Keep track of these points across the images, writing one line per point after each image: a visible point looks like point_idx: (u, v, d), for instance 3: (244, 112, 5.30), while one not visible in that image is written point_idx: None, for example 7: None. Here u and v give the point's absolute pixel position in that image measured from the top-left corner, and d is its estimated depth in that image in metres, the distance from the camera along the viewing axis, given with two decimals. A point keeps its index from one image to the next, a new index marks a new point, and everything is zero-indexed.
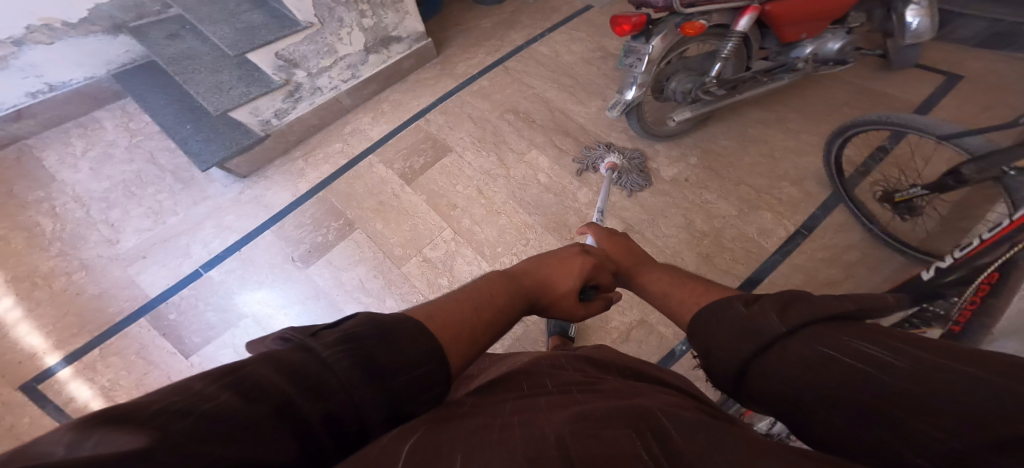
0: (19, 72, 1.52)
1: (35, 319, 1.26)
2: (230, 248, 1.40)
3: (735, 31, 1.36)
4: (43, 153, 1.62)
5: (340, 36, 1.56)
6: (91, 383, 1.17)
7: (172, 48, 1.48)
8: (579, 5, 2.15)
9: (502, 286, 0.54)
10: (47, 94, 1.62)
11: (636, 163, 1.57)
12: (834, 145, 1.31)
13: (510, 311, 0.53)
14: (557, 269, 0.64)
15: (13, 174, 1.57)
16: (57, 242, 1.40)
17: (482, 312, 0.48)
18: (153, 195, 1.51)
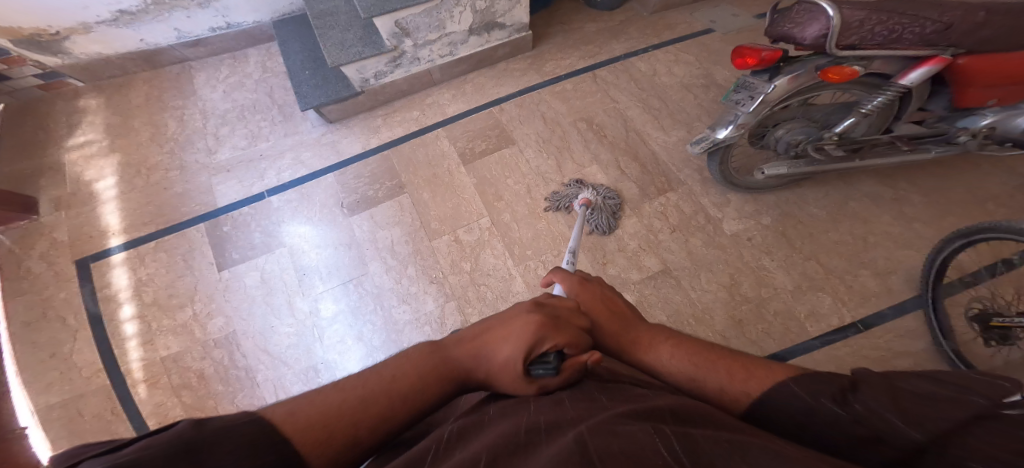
0: (213, 12, 1.84)
1: (124, 204, 1.55)
2: (296, 181, 1.58)
3: (897, 84, 1.15)
4: (197, 73, 1.94)
5: (452, 14, 1.61)
6: (130, 272, 1.43)
7: (323, 5, 1.75)
8: (698, 28, 2.01)
9: (417, 368, 0.46)
10: (223, 31, 1.93)
11: (610, 204, 1.47)
12: (949, 244, 1.12)
13: (422, 395, 0.45)
14: (494, 329, 0.49)
15: (169, 84, 1.90)
16: (171, 142, 1.70)
17: (375, 402, 0.41)
18: (258, 122, 1.74)
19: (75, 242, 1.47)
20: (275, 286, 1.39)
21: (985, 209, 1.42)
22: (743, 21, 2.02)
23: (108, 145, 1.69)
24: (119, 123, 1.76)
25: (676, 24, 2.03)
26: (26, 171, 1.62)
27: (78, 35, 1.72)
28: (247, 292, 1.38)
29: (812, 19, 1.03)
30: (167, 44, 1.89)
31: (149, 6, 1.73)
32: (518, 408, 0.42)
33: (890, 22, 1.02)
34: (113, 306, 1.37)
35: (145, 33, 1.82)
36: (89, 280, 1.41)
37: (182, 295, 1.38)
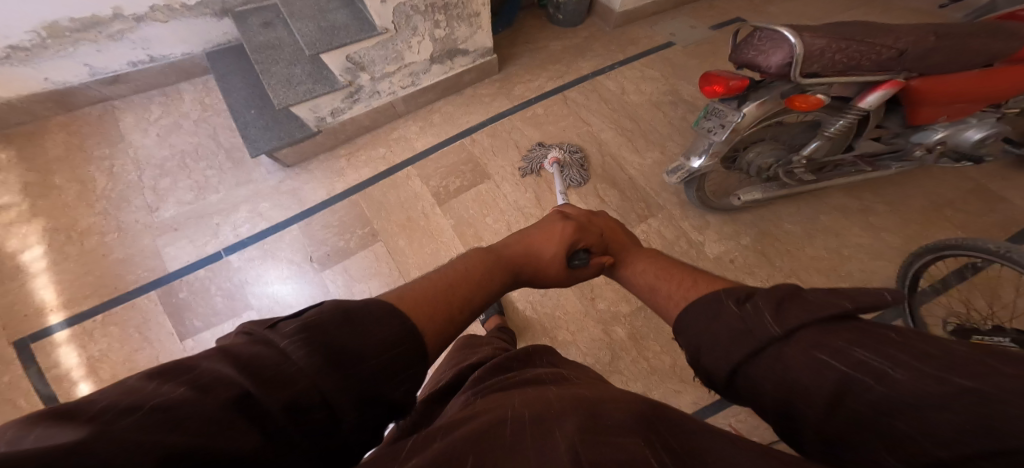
0: (130, 44, 1.65)
1: (56, 275, 1.37)
2: (255, 236, 1.45)
3: (857, 107, 1.15)
4: (123, 114, 1.74)
5: (410, 44, 1.52)
6: (80, 350, 1.26)
7: (264, 37, 1.62)
8: (660, 42, 2.07)
9: (482, 260, 0.74)
10: (146, 64, 1.74)
11: (576, 157, 1.58)
12: (918, 261, 1.17)
13: (499, 269, 0.74)
14: (540, 239, 0.85)
15: (92, 129, 1.69)
16: (103, 200, 1.51)
17: (463, 277, 0.67)
18: (204, 170, 1.58)
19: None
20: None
21: (943, 215, 1.50)
22: (701, 33, 2.12)
23: (29, 208, 1.48)
24: (37, 182, 1.54)
25: (639, 40, 2.07)
26: None
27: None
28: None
29: (775, 47, 1.03)
30: (79, 82, 1.68)
31: (45, 40, 1.51)
32: (503, 399, 0.46)
33: (847, 49, 1.03)
34: (65, 387, 1.21)
35: (49, 70, 1.60)
36: (30, 361, 1.24)
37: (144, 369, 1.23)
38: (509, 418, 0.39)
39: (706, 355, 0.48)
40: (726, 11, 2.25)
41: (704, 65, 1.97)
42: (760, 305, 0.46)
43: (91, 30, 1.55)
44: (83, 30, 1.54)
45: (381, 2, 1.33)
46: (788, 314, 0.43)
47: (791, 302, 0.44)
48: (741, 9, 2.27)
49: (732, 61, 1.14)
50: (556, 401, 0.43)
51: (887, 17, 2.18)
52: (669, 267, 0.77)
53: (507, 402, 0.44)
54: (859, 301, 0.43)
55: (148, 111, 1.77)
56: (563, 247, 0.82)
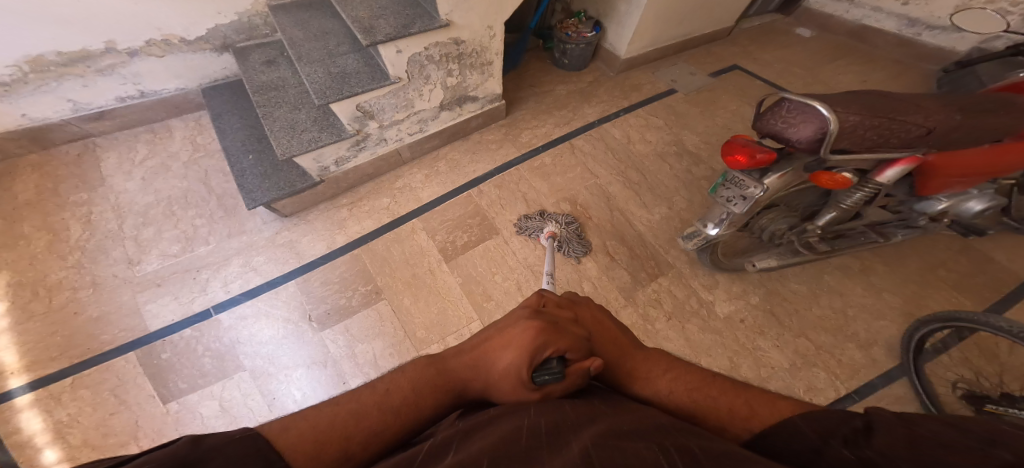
0: (120, 79, 1.58)
1: (19, 335, 1.21)
2: (249, 292, 1.35)
3: (875, 181, 1.15)
4: (105, 154, 1.65)
5: (422, 92, 1.49)
6: (45, 415, 1.10)
7: (266, 76, 1.56)
8: (663, 88, 2.09)
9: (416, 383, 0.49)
10: (134, 100, 1.67)
11: (574, 229, 1.52)
12: (923, 329, 1.16)
13: (418, 408, 0.48)
14: (494, 340, 0.52)
15: (69, 170, 1.59)
16: (77, 251, 1.39)
17: (365, 415, 0.45)
18: (192, 218, 1.51)
19: None
20: (239, 415, 1.14)
21: (937, 275, 1.55)
22: (701, 79, 2.16)
23: None
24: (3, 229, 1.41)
25: (643, 86, 2.09)
26: None
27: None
28: (206, 426, 1.12)
29: (805, 121, 0.99)
30: (59, 118, 1.58)
31: (26, 75, 1.43)
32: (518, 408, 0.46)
33: (881, 127, 1.01)
34: (31, 454, 1.05)
35: (27, 106, 1.50)
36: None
37: (121, 435, 1.09)
38: (526, 428, 0.40)
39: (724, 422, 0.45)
40: (724, 59, 2.31)
41: (707, 114, 1.99)
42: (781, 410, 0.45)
43: (79, 64, 1.48)
44: (69, 64, 1.47)
45: (395, 51, 1.30)
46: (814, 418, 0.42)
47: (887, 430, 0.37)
48: (738, 56, 2.33)
49: (755, 127, 1.09)
50: (573, 411, 0.43)
51: (874, 70, 2.28)
52: (702, 383, 0.51)
53: (522, 410, 0.44)
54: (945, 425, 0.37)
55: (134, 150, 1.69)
56: (525, 356, 0.48)
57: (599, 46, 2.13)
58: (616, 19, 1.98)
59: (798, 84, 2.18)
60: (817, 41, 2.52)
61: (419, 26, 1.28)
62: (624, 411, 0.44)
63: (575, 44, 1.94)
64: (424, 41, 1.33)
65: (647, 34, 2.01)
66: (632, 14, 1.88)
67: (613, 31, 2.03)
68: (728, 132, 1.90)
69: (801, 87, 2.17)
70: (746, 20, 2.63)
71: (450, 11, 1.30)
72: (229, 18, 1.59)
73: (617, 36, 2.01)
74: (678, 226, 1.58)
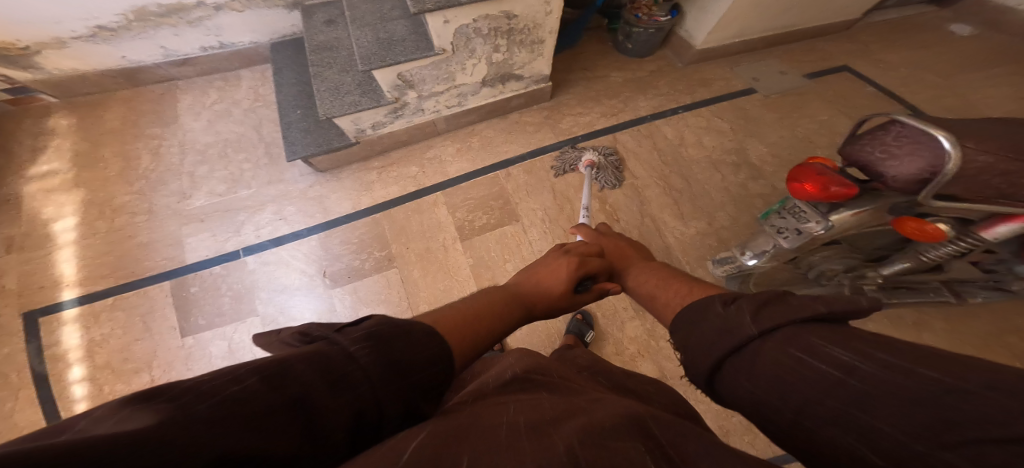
0: (204, 31, 1.70)
1: (81, 250, 1.40)
2: (275, 240, 1.44)
3: (976, 237, 0.92)
4: (181, 95, 1.80)
5: (465, 66, 1.45)
6: (82, 331, 1.27)
7: (325, 35, 1.60)
8: (739, 87, 1.86)
9: (496, 298, 0.67)
10: (215, 50, 1.79)
11: (612, 161, 1.57)
12: None
13: (506, 311, 0.65)
14: (542, 272, 0.75)
15: (148, 107, 1.76)
16: (142, 180, 1.56)
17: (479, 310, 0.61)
18: (241, 162, 1.62)
19: (19, 293, 1.32)
20: (243, 358, 1.24)
21: (1011, 345, 1.29)
22: (789, 81, 1.89)
23: (72, 178, 1.55)
24: (88, 152, 1.63)
25: (713, 82, 1.88)
26: None
27: (50, 50, 1.57)
28: (210, 364, 1.23)
29: (913, 152, 0.81)
30: (152, 62, 1.74)
31: (130, 23, 1.58)
32: (496, 410, 0.47)
33: (1017, 173, 0.77)
34: (61, 366, 1.22)
35: (126, 50, 1.67)
36: (34, 336, 1.25)
37: (138, 361, 1.22)
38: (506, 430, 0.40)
39: (693, 352, 0.48)
40: (831, 57, 2.00)
41: (783, 122, 1.74)
42: (743, 307, 0.44)
43: (174, 15, 1.60)
44: (165, 15, 1.59)
45: (443, 22, 1.25)
46: (766, 311, 0.42)
47: (761, 298, 0.45)
48: (849, 56, 2.01)
49: (842, 152, 0.95)
50: (548, 412, 0.44)
51: None
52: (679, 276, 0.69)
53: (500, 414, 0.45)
54: (834, 306, 0.40)
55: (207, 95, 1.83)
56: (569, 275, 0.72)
57: (674, 31, 1.93)
58: (699, 4, 1.76)
59: (923, 95, 1.85)
60: (962, 45, 2.08)
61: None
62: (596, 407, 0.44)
63: (643, 29, 1.76)
64: (473, 13, 1.26)
65: (734, 24, 1.77)
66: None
67: (693, 17, 1.81)
68: (803, 146, 1.66)
69: (918, 101, 1.83)
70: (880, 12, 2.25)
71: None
72: None
73: (696, 22, 1.81)
74: (713, 245, 1.44)
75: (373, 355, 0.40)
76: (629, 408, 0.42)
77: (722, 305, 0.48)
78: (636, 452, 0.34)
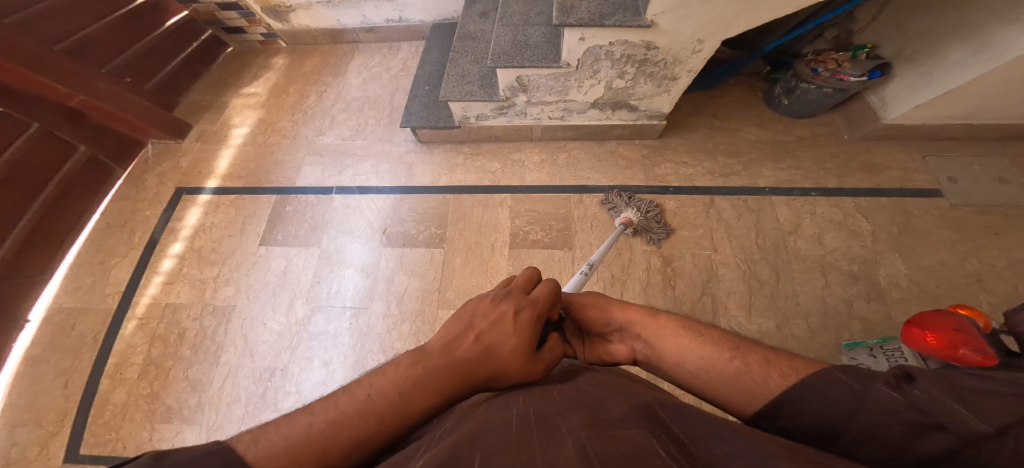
0: (394, 6, 1.99)
1: (235, 153, 1.80)
2: (362, 189, 1.64)
3: None
4: (357, 55, 2.14)
5: (582, 84, 1.41)
6: (201, 216, 1.63)
7: (473, 26, 1.72)
8: (920, 185, 1.42)
9: (411, 379, 0.45)
10: (395, 23, 2.08)
11: (656, 218, 1.41)
12: None
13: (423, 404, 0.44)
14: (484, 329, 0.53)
15: (336, 61, 2.13)
16: (300, 112, 1.92)
17: (355, 425, 0.39)
18: (369, 117, 1.87)
19: (186, 172, 1.76)
20: (292, 280, 1.45)
21: None
22: (1006, 194, 1.36)
23: (263, 101, 1.99)
24: (282, 86, 2.05)
25: (883, 169, 1.47)
26: (199, 100, 2.01)
27: (302, 10, 2.02)
28: (267, 275, 1.47)
29: None
30: (352, 27, 2.11)
31: None
32: (499, 401, 0.42)
33: None
34: (170, 239, 1.58)
35: (343, 15, 2.05)
36: (172, 207, 1.66)
37: (219, 254, 1.53)
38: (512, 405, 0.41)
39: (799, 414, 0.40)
40: None
41: (966, 249, 1.28)
42: (932, 384, 0.34)
43: None
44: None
45: (577, 39, 1.23)
46: (971, 400, 0.31)
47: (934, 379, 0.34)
48: None
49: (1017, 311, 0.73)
50: (557, 389, 0.44)
51: None
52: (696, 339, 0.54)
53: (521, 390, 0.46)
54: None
55: (373, 57, 2.14)
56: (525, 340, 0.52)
57: (861, 95, 1.55)
58: (924, 69, 1.35)
59: None
60: None
61: (617, 19, 1.14)
62: (607, 379, 0.44)
63: (814, 86, 1.48)
64: (612, 36, 1.21)
65: (960, 102, 1.34)
66: (969, 68, 1.23)
67: (901, 82, 1.41)
68: (962, 282, 1.23)
69: None
70: None
71: (659, 13, 1.12)
72: None
73: (904, 89, 1.41)
74: None
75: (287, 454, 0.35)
76: (638, 399, 0.36)
77: (893, 388, 0.35)
78: (642, 402, 0.35)
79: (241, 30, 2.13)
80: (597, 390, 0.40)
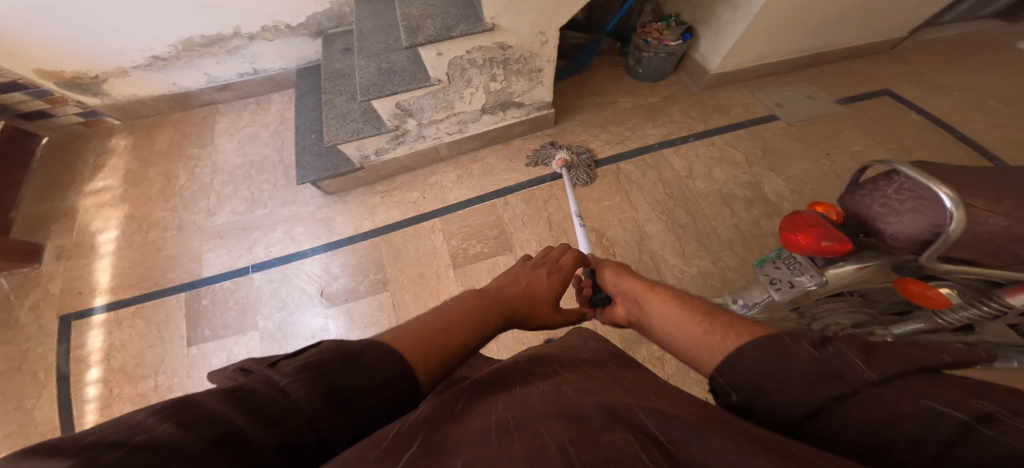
0: (241, 58, 1.86)
1: (119, 260, 1.56)
2: (283, 259, 1.53)
3: (1002, 300, 0.77)
4: (220, 118, 1.96)
5: (462, 95, 1.46)
6: (106, 335, 1.40)
7: (338, 64, 1.68)
8: (760, 113, 1.70)
9: (478, 304, 0.63)
10: (250, 76, 1.94)
11: (585, 158, 1.60)
12: None
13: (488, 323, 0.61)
14: (529, 280, 0.72)
15: (194, 130, 1.93)
16: (176, 197, 1.72)
17: (451, 331, 0.56)
18: (261, 182, 1.74)
19: (63, 297, 1.48)
20: None
21: None
22: (818, 106, 1.71)
23: (122, 195, 1.73)
24: (137, 171, 1.81)
25: (730, 108, 1.73)
26: (40, 213, 1.69)
27: (115, 78, 1.79)
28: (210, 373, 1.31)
29: (913, 210, 0.69)
30: (197, 87, 1.93)
31: (180, 53, 1.76)
32: (483, 405, 0.45)
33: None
34: (82, 368, 1.35)
35: (176, 76, 1.86)
36: (64, 338, 1.40)
37: (147, 367, 1.33)
38: (503, 406, 0.44)
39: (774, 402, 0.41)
40: (872, 81, 1.81)
41: (808, 153, 1.58)
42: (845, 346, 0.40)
43: (215, 45, 1.77)
44: (208, 45, 1.76)
45: (435, 54, 1.26)
46: (878, 357, 0.38)
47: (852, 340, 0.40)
48: (895, 79, 1.81)
49: (843, 198, 0.82)
50: (541, 390, 0.47)
51: None
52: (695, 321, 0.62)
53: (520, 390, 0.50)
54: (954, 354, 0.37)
55: (242, 118, 1.98)
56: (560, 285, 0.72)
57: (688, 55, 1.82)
58: (712, 27, 1.63)
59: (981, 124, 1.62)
60: None
61: (462, 29, 1.21)
62: (587, 384, 0.48)
63: (654, 53, 1.68)
64: (467, 45, 1.27)
65: (750, 49, 1.63)
66: (736, 23, 1.52)
67: (706, 41, 1.69)
68: (818, 179, 1.50)
69: (969, 132, 1.60)
70: (934, 29, 2.04)
71: (495, 15, 1.21)
72: (323, 6, 1.74)
73: (710, 46, 1.68)
74: (716, 285, 1.33)
75: (307, 387, 0.38)
76: (616, 404, 0.39)
77: (812, 346, 0.41)
78: (622, 406, 0.39)
79: (50, 116, 1.84)
80: (578, 397, 0.43)
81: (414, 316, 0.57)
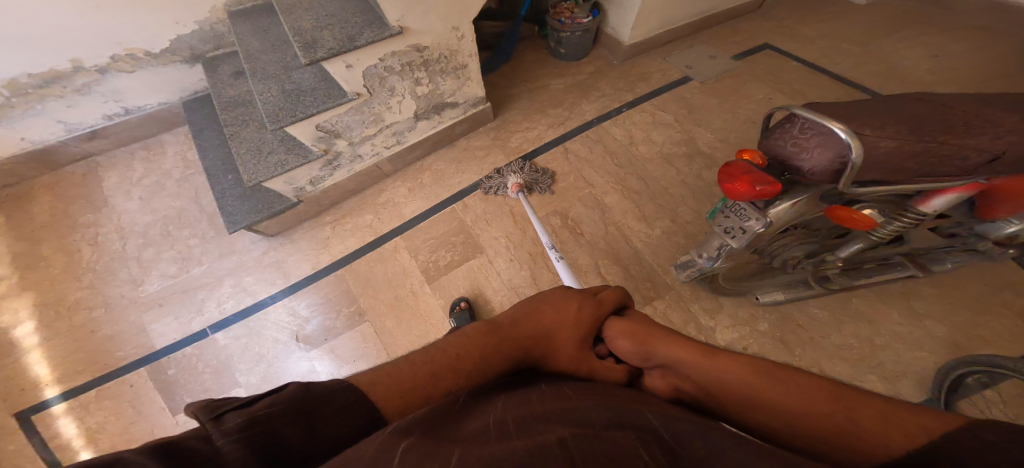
0: (99, 96, 1.61)
1: (48, 352, 1.35)
2: (240, 313, 1.40)
3: (916, 209, 0.84)
4: (106, 173, 1.75)
5: (389, 105, 1.38)
6: (78, 421, 1.24)
7: (235, 91, 1.51)
8: (675, 77, 1.79)
9: (479, 344, 0.54)
10: (121, 116, 1.71)
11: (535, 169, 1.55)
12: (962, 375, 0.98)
13: (484, 367, 0.53)
14: (546, 313, 0.58)
15: (75, 191, 1.69)
16: (89, 272, 1.50)
17: (444, 377, 0.51)
18: (186, 239, 1.57)
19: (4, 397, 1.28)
20: None
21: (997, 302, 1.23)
22: (720, 64, 1.83)
23: (16, 283, 1.47)
24: (25, 251, 1.54)
25: (649, 75, 1.80)
26: None
27: None
28: None
29: (820, 144, 0.76)
30: (57, 140, 1.66)
31: (9, 99, 1.48)
32: (483, 407, 0.46)
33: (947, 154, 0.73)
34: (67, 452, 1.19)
35: (23, 130, 1.58)
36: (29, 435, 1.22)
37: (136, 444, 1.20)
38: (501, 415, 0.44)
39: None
40: (751, 37, 1.96)
41: (723, 106, 1.68)
42: None
43: (54, 85, 1.50)
44: (45, 86, 1.50)
45: (344, 67, 1.17)
46: None
47: None
48: (768, 35, 1.98)
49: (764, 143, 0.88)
50: (540, 396, 0.47)
51: (952, 42, 1.90)
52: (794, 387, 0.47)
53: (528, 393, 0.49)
54: None
55: (133, 168, 1.77)
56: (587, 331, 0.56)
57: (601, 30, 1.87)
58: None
59: (846, 64, 1.82)
60: (868, 13, 2.12)
61: (368, 37, 1.13)
62: (589, 390, 0.47)
63: (572, 31, 1.69)
64: (377, 52, 1.20)
65: (653, 15, 1.71)
66: None
67: (615, 14, 1.76)
68: (744, 127, 1.61)
69: (843, 70, 1.80)
70: None
71: (401, 16, 1.16)
72: (189, 27, 1.53)
73: (618, 18, 1.75)
74: (681, 242, 1.39)
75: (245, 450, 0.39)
76: (613, 408, 0.40)
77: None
78: (612, 412, 0.38)
79: None
80: (574, 402, 0.43)
81: (408, 353, 0.54)
